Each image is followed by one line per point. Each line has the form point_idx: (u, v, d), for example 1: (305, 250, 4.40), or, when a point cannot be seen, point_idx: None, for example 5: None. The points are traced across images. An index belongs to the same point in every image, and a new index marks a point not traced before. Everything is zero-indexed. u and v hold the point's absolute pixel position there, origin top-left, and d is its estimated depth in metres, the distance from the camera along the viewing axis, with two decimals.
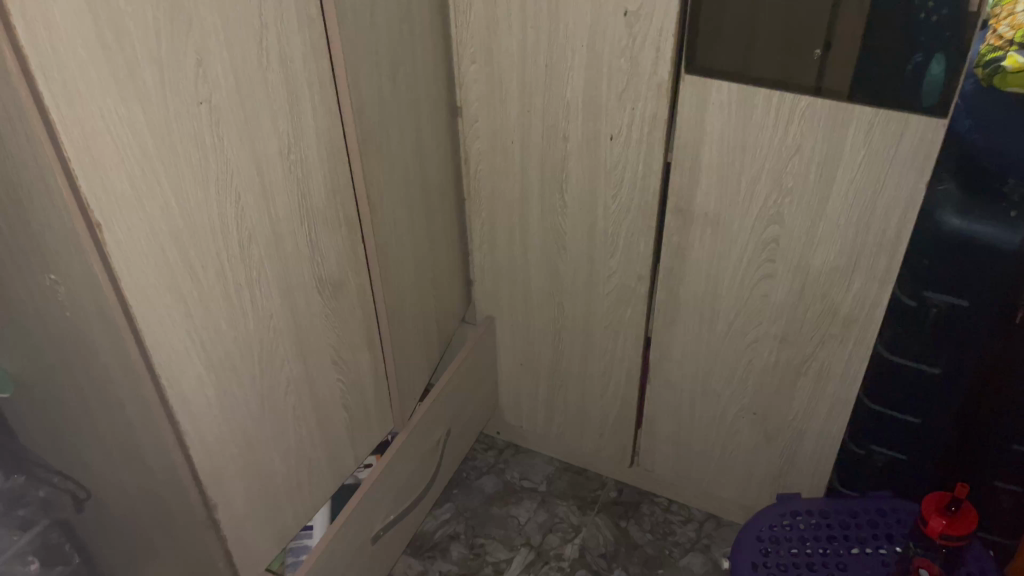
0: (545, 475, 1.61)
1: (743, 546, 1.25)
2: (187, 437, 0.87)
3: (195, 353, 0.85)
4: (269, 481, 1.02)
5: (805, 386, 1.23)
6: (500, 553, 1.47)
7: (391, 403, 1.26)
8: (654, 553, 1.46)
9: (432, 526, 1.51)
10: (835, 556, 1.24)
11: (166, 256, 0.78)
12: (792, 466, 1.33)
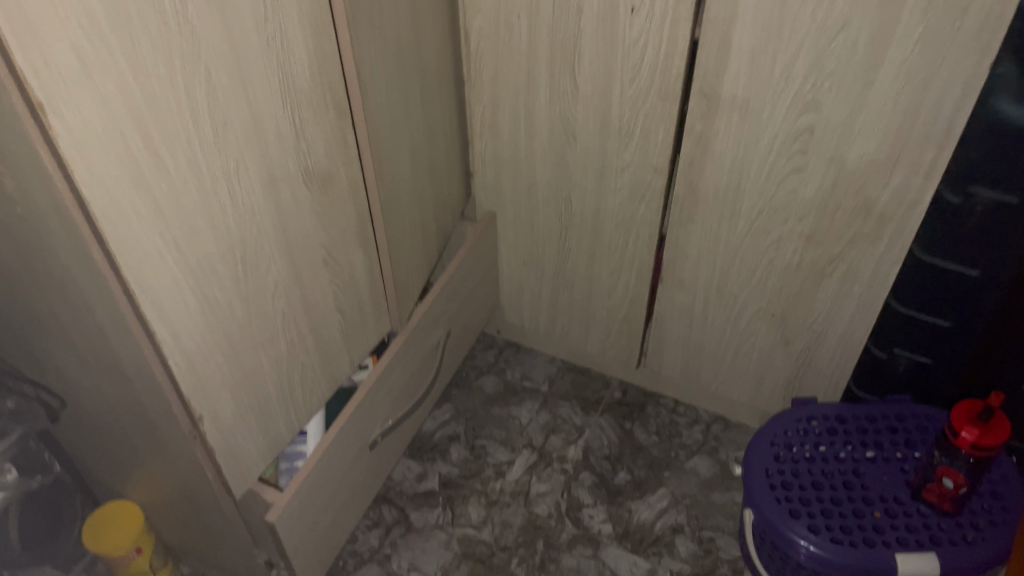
0: (547, 375, 1.56)
1: (755, 453, 1.18)
2: (165, 346, 0.79)
3: (170, 255, 0.76)
4: (258, 389, 0.96)
5: (829, 288, 1.15)
6: (501, 455, 1.43)
7: (387, 304, 1.18)
8: (660, 455, 1.42)
9: (431, 428, 1.47)
10: (852, 462, 1.17)
11: (127, 144, 0.67)
12: (808, 369, 1.27)
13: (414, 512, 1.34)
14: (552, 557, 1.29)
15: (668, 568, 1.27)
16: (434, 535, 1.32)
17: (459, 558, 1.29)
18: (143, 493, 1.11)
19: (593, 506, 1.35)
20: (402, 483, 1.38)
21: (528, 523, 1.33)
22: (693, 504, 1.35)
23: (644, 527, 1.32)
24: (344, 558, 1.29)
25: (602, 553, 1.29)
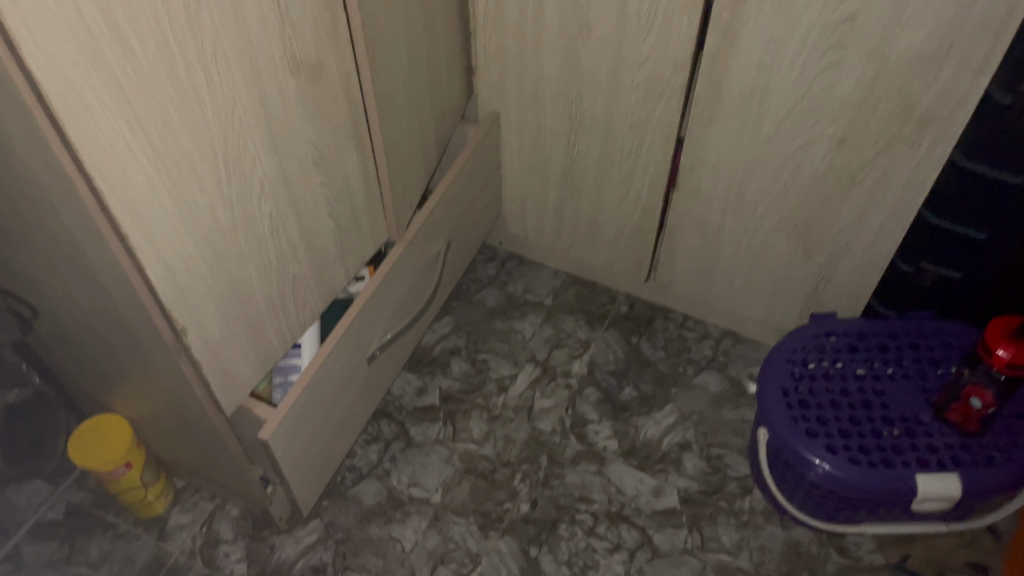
0: (551, 288, 1.50)
1: (772, 371, 1.13)
2: (140, 252, 0.72)
3: (141, 151, 0.67)
4: (246, 299, 0.89)
5: (858, 197, 1.08)
6: (503, 370, 1.38)
7: (383, 209, 1.11)
8: (668, 371, 1.37)
9: (431, 341, 1.41)
10: (873, 381, 1.13)
11: (81, 15, 0.57)
12: (828, 283, 1.21)
13: (414, 427, 1.30)
14: (556, 473, 1.25)
15: (675, 485, 1.24)
16: (435, 450, 1.28)
17: (461, 474, 1.25)
18: (130, 407, 1.06)
19: (598, 422, 1.31)
20: (402, 398, 1.34)
21: (531, 439, 1.29)
22: (701, 421, 1.31)
23: (650, 445, 1.28)
24: (343, 474, 1.25)
25: (607, 470, 1.26)
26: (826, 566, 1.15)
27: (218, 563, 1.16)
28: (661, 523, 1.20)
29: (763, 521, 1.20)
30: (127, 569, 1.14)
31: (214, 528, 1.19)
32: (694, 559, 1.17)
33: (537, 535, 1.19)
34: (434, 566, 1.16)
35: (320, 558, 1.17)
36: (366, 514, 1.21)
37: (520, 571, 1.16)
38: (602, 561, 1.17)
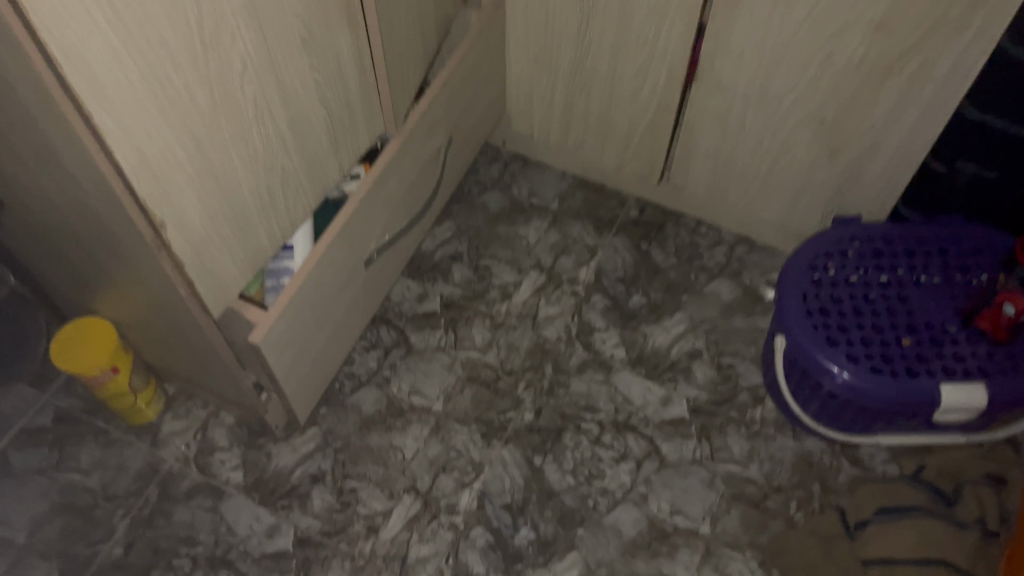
0: (557, 192, 1.41)
1: (792, 276, 1.07)
2: (106, 133, 0.65)
3: (102, 17, 0.59)
4: (230, 192, 0.82)
5: (893, 89, 0.99)
6: (507, 276, 1.31)
7: (378, 99, 1.03)
8: (678, 279, 1.31)
9: (431, 246, 1.34)
10: (897, 288, 1.07)
11: None
12: (853, 184, 1.13)
13: (415, 335, 1.25)
14: (561, 382, 1.21)
15: (684, 395, 1.20)
16: (436, 358, 1.23)
17: (463, 383, 1.21)
18: (112, 308, 1.00)
19: (605, 331, 1.26)
20: (401, 305, 1.28)
21: (536, 347, 1.24)
22: (712, 330, 1.26)
23: (659, 353, 1.24)
24: (341, 381, 1.21)
25: (614, 379, 1.21)
26: (837, 477, 1.13)
27: (213, 471, 1.13)
28: (669, 433, 1.17)
29: (774, 432, 1.17)
30: (120, 477, 1.11)
31: (208, 436, 1.15)
32: (702, 470, 1.14)
33: (542, 444, 1.16)
34: (435, 475, 1.14)
35: (319, 467, 1.14)
36: (365, 422, 1.17)
37: (524, 480, 1.13)
38: (608, 471, 1.14)
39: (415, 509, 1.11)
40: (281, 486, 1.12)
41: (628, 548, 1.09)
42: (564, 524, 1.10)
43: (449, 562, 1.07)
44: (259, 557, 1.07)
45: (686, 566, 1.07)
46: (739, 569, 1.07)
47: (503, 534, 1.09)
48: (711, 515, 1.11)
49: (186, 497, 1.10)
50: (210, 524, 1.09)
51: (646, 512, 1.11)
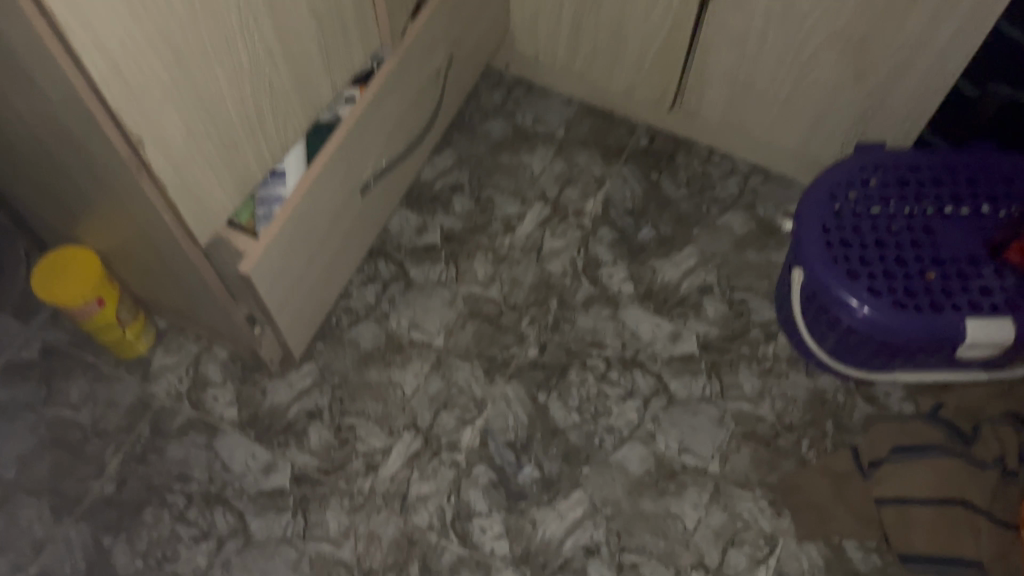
0: (563, 119, 1.34)
1: (812, 206, 1.01)
2: (72, 38, 0.59)
3: None
4: (214, 110, 0.76)
5: (929, 3, 0.92)
6: (510, 208, 1.25)
7: (375, 13, 0.95)
8: (689, 211, 1.25)
9: (430, 176, 1.28)
10: (922, 219, 1.02)
11: None
12: (879, 108, 1.07)
13: (415, 268, 1.20)
14: (567, 318, 1.17)
15: (694, 331, 1.16)
16: (437, 293, 1.18)
17: (464, 318, 1.17)
18: (95, 236, 0.95)
19: (612, 265, 1.21)
20: (399, 237, 1.22)
21: (540, 282, 1.20)
22: (724, 264, 1.21)
23: (668, 288, 1.19)
24: (337, 315, 1.16)
25: (622, 314, 1.17)
26: (851, 415, 1.10)
27: (207, 407, 1.09)
28: (678, 370, 1.13)
29: (787, 368, 1.13)
30: (111, 413, 1.08)
31: (201, 371, 1.11)
32: (711, 407, 1.11)
33: (546, 381, 1.12)
34: (436, 411, 1.10)
35: (316, 403, 1.10)
36: (363, 358, 1.13)
37: (528, 418, 1.10)
38: (614, 408, 1.11)
39: (416, 447, 1.08)
40: (277, 423, 1.08)
41: (634, 486, 1.06)
42: (569, 462, 1.07)
43: (450, 501, 1.05)
44: (255, 494, 1.04)
45: (694, 506, 1.05)
46: (748, 509, 1.04)
47: (507, 472, 1.07)
48: (720, 454, 1.08)
49: (179, 434, 1.07)
50: (204, 461, 1.06)
51: (653, 451, 1.08)
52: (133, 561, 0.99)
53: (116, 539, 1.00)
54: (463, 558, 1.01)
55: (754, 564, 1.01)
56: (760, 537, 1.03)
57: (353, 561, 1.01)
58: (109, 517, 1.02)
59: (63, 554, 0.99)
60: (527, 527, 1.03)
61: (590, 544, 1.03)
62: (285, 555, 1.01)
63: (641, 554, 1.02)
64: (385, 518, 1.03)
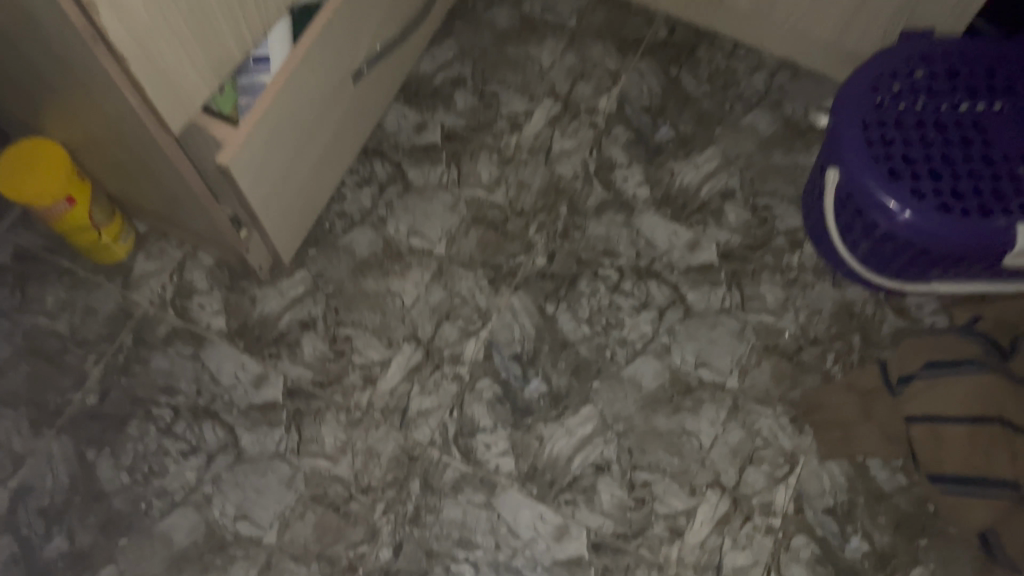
0: (575, 8, 1.23)
1: (851, 98, 0.92)
2: None
3: None
4: None
5: None
6: (518, 105, 1.16)
7: None
8: (711, 109, 1.15)
9: (429, 69, 1.17)
10: (970, 114, 0.93)
11: None
12: None
13: (414, 170, 1.11)
14: (577, 224, 1.09)
15: (714, 239, 1.08)
16: (438, 197, 1.10)
17: (468, 224, 1.08)
18: (60, 127, 0.86)
19: (627, 168, 1.12)
20: (397, 135, 1.13)
21: (549, 186, 1.11)
22: (748, 167, 1.12)
23: (687, 193, 1.10)
24: (330, 219, 1.07)
25: (637, 221, 1.09)
26: (880, 328, 1.03)
27: (193, 316, 1.02)
28: (697, 280, 1.06)
29: (813, 279, 1.06)
30: (90, 321, 1.01)
31: (186, 277, 1.04)
32: (731, 320, 1.04)
33: (555, 291, 1.05)
34: (438, 323, 1.03)
35: (309, 313, 1.03)
36: (359, 266, 1.06)
37: (536, 330, 1.03)
38: (628, 320, 1.04)
39: (416, 359, 1.01)
40: (268, 333, 1.02)
41: (648, 402, 1.00)
42: (579, 377, 1.01)
43: (453, 416, 0.99)
44: (246, 408, 0.98)
45: (710, 423, 0.99)
46: (768, 426, 0.99)
47: (513, 386, 1.00)
48: (739, 369, 1.02)
49: (163, 344, 1.01)
50: (192, 373, 0.99)
51: (668, 365, 1.02)
52: (119, 475, 0.94)
53: (100, 453, 0.95)
54: (467, 475, 0.96)
55: (772, 483, 0.97)
56: (780, 455, 0.98)
57: (351, 477, 0.96)
58: (92, 430, 0.96)
59: (45, 468, 0.94)
60: (534, 443, 0.98)
61: (601, 461, 0.97)
62: (279, 471, 0.96)
63: (654, 472, 0.97)
64: (384, 434, 0.98)
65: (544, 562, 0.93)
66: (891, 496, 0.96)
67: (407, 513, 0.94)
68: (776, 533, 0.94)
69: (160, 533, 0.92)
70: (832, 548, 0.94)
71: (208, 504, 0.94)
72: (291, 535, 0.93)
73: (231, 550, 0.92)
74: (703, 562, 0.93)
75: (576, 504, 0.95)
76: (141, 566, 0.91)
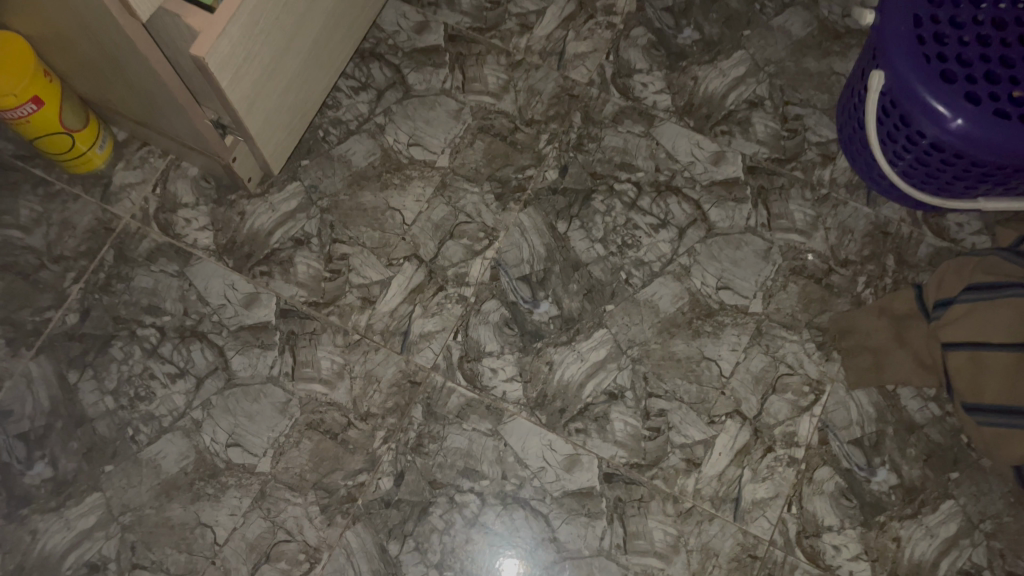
0: None
1: None
2: None
3: None
4: None
5: None
6: (528, 3, 1.05)
7: None
8: (740, 9, 1.05)
9: None
10: None
11: None
12: None
13: (414, 74, 1.02)
14: (592, 135, 1.00)
15: (739, 152, 1.00)
16: (441, 104, 1.01)
17: (473, 134, 1.00)
18: (19, 18, 0.77)
19: (647, 73, 1.03)
20: (395, 36, 1.03)
21: (562, 93, 1.02)
22: (778, 74, 1.02)
23: (712, 101, 1.01)
24: (324, 127, 0.99)
25: (657, 132, 1.00)
26: (916, 249, 0.96)
27: (177, 231, 0.95)
28: (720, 197, 0.98)
29: (846, 196, 0.98)
30: (68, 236, 0.94)
31: (169, 190, 0.96)
32: (757, 240, 0.97)
33: (567, 208, 0.97)
34: (442, 241, 0.96)
35: (303, 229, 0.96)
36: (356, 179, 0.98)
37: (546, 250, 0.96)
38: (645, 240, 0.96)
39: (418, 280, 0.95)
40: (258, 251, 0.95)
41: (665, 326, 0.94)
42: (592, 299, 0.94)
43: (457, 339, 0.93)
44: (237, 329, 0.92)
45: (732, 349, 0.93)
46: (794, 353, 0.93)
47: (521, 309, 0.94)
48: (764, 292, 0.95)
49: (146, 261, 0.94)
50: (178, 292, 0.93)
51: (688, 288, 0.95)
52: (103, 399, 0.89)
53: (83, 375, 0.89)
54: (472, 402, 0.91)
55: (796, 413, 0.91)
56: (806, 383, 0.92)
57: (349, 404, 0.90)
58: (73, 352, 0.90)
59: (23, 390, 0.88)
60: (544, 368, 0.92)
61: (614, 389, 0.92)
62: (273, 396, 0.90)
63: (671, 401, 0.91)
64: (384, 358, 0.92)
65: (553, 492, 0.88)
66: (922, 427, 0.90)
67: (408, 441, 0.89)
68: (798, 465, 0.89)
69: (148, 460, 0.87)
70: (857, 481, 0.89)
71: (198, 429, 0.89)
72: (286, 463, 0.88)
73: (223, 478, 0.87)
74: (721, 494, 0.89)
75: (588, 434, 0.90)
76: (128, 493, 0.86)
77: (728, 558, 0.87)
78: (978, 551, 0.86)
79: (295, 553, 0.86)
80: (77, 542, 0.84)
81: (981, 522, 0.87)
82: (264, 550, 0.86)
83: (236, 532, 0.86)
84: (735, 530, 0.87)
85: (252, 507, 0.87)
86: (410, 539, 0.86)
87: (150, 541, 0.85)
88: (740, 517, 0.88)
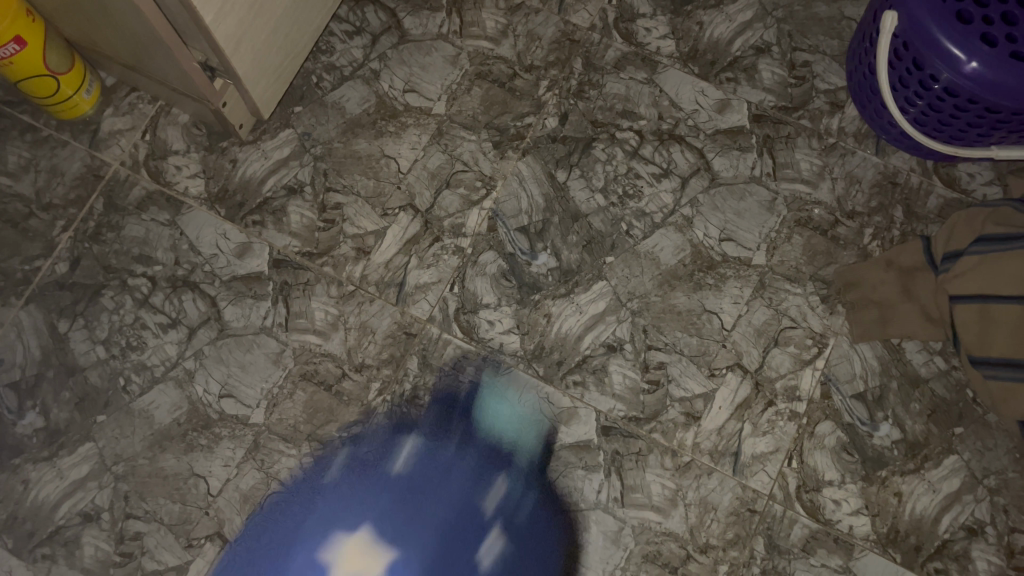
0: None
1: None
2: None
3: None
4: None
5: None
6: None
7: None
8: None
9: None
10: None
11: None
12: None
13: (410, 19, 0.99)
14: (593, 82, 0.97)
15: (744, 100, 0.97)
16: (437, 48, 0.98)
17: (470, 80, 0.97)
18: None
19: (650, 18, 0.99)
20: None
21: (562, 38, 0.99)
22: (787, 18, 0.99)
23: (717, 46, 0.98)
24: (317, 73, 0.97)
25: (660, 79, 0.97)
26: (925, 200, 0.93)
27: (168, 179, 0.93)
28: (724, 146, 0.95)
29: (854, 146, 0.95)
30: (56, 182, 0.92)
31: (160, 137, 0.94)
32: (761, 190, 0.94)
33: (567, 157, 0.95)
34: (438, 191, 0.94)
35: (296, 178, 0.94)
36: (349, 126, 0.95)
37: (545, 199, 0.93)
38: (647, 190, 0.94)
39: (413, 231, 0.93)
40: (251, 200, 0.93)
41: (667, 278, 0.92)
42: (591, 251, 0.92)
43: (453, 291, 0.91)
44: (229, 279, 0.91)
45: (733, 302, 0.91)
46: (797, 306, 0.91)
47: (519, 261, 0.92)
48: (768, 244, 0.93)
49: (136, 209, 0.92)
50: (169, 241, 0.91)
51: (690, 239, 0.93)
52: (94, 349, 0.88)
53: (73, 325, 0.88)
54: (468, 354, 0.89)
55: (798, 366, 0.89)
56: (809, 337, 0.90)
57: (343, 355, 0.89)
58: (63, 300, 0.89)
59: (13, 339, 0.87)
60: (542, 321, 0.90)
61: (613, 341, 0.90)
62: (266, 346, 0.89)
63: (671, 354, 0.90)
64: (380, 309, 0.90)
65: (549, 446, 0.87)
66: (927, 382, 0.88)
67: (404, 393, 0.88)
68: (799, 419, 0.88)
69: (140, 411, 0.86)
70: (860, 436, 0.88)
71: (190, 380, 0.87)
72: (280, 415, 0.87)
73: (216, 428, 0.87)
74: (721, 447, 0.87)
75: (586, 386, 0.89)
76: (121, 444, 0.85)
77: (726, 511, 0.86)
78: (981, 507, 0.85)
79: (288, 505, 0.85)
80: (70, 492, 0.84)
81: (985, 478, 0.86)
82: (257, 501, 0.85)
83: (229, 484, 0.85)
84: (734, 484, 0.86)
85: (245, 458, 0.86)
86: (404, 491, 0.85)
87: (143, 491, 0.84)
88: (740, 471, 0.87)
